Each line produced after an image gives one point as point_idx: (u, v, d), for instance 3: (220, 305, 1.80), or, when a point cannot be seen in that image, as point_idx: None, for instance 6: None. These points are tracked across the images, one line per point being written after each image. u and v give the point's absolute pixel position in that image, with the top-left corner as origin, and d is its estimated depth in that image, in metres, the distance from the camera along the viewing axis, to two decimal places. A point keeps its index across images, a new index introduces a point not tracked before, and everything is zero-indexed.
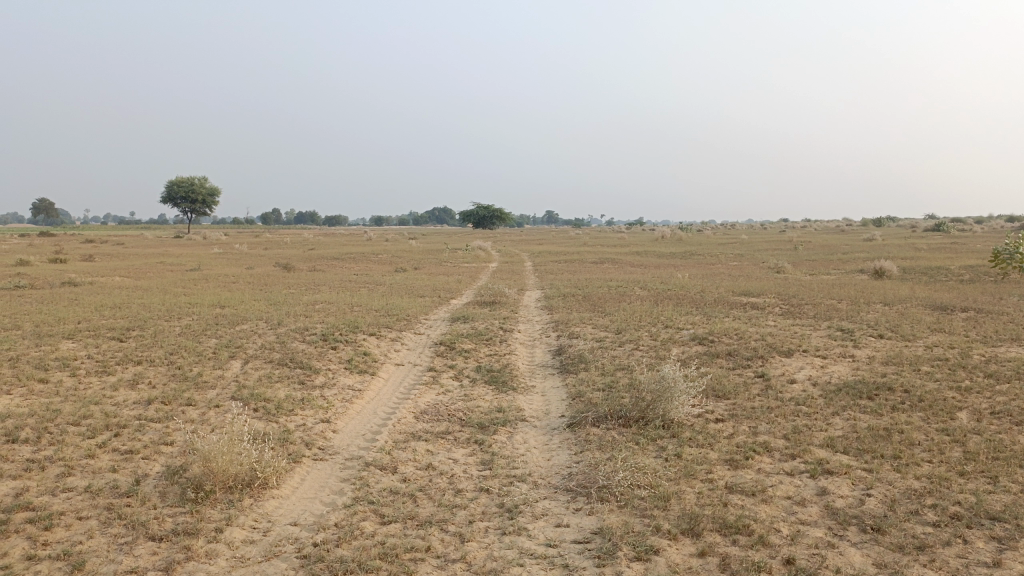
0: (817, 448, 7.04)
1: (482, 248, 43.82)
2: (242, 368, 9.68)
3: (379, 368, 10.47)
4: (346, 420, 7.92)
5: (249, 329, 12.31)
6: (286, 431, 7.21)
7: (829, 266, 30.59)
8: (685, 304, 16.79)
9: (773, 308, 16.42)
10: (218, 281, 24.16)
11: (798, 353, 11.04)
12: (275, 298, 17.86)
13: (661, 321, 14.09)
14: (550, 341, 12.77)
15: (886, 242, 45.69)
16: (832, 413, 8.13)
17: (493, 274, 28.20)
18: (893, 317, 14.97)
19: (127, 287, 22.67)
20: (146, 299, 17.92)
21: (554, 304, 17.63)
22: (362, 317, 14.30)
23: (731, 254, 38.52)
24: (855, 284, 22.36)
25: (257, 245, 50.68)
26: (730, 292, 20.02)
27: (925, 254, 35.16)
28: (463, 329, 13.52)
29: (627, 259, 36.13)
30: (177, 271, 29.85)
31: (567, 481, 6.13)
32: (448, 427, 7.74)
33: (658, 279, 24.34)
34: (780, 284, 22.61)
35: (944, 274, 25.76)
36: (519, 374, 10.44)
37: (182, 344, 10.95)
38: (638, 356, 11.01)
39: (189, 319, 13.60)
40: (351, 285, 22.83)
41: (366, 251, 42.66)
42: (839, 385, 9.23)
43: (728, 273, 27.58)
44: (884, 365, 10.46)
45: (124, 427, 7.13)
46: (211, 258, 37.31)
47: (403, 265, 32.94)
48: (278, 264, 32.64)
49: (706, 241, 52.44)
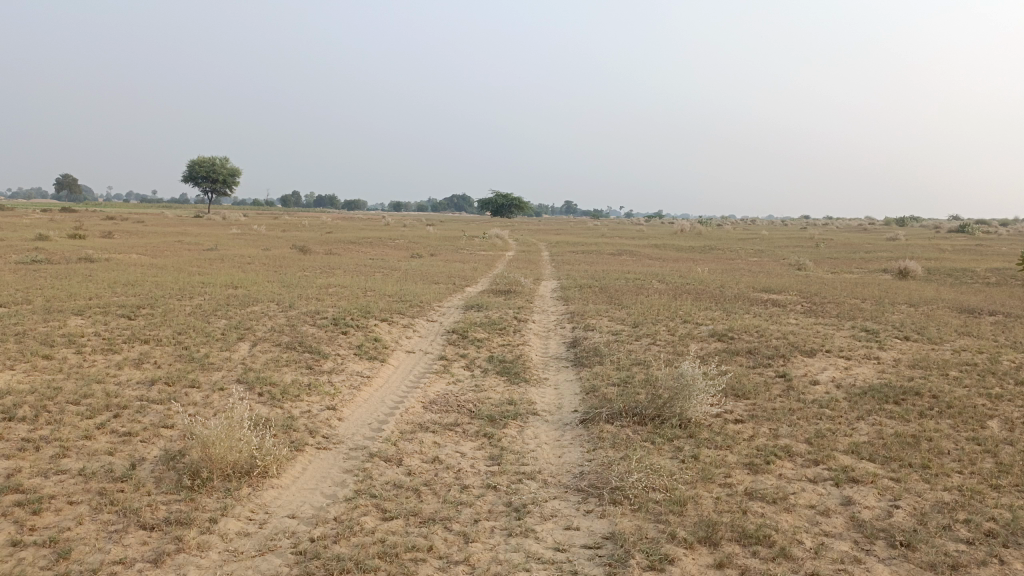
0: (841, 454, 6.73)
1: (500, 237, 43.51)
2: (250, 351, 9.48)
3: (389, 355, 10.24)
4: (352, 408, 7.69)
5: (260, 311, 12.13)
6: (290, 417, 6.99)
7: (851, 265, 30.04)
8: (704, 299, 16.44)
9: (795, 306, 16.03)
10: (234, 261, 24.06)
11: (821, 353, 10.70)
12: (289, 280, 17.69)
13: (680, 315, 13.77)
14: (566, 333, 12.49)
15: (909, 242, 44.95)
16: (857, 418, 7.80)
17: (510, 264, 27.90)
18: (919, 319, 14.55)
19: (143, 265, 22.64)
20: (160, 278, 17.82)
21: (571, 295, 17.33)
22: (376, 302, 14.08)
23: (751, 250, 37.99)
24: (879, 284, 21.88)
25: (275, 227, 50.83)
26: (750, 288, 19.64)
27: (952, 256, 34.40)
28: (476, 318, 13.27)
29: (645, 251, 35.75)
30: (194, 250, 29.80)
31: (578, 480, 5.87)
32: (457, 419, 7.50)
33: (677, 273, 23.98)
34: (801, 281, 22.19)
35: (970, 276, 25.18)
36: (532, 366, 10.19)
37: (191, 324, 10.78)
38: (655, 351, 10.72)
39: (201, 299, 13.45)
40: (367, 269, 22.69)
41: (382, 236, 42.57)
42: (864, 388, 8.88)
43: (749, 269, 27.15)
44: (911, 368, 10.09)
45: (124, 408, 6.95)
46: (229, 239, 37.31)
47: (419, 251, 32.72)
48: (295, 246, 32.59)
49: (725, 236, 51.91)
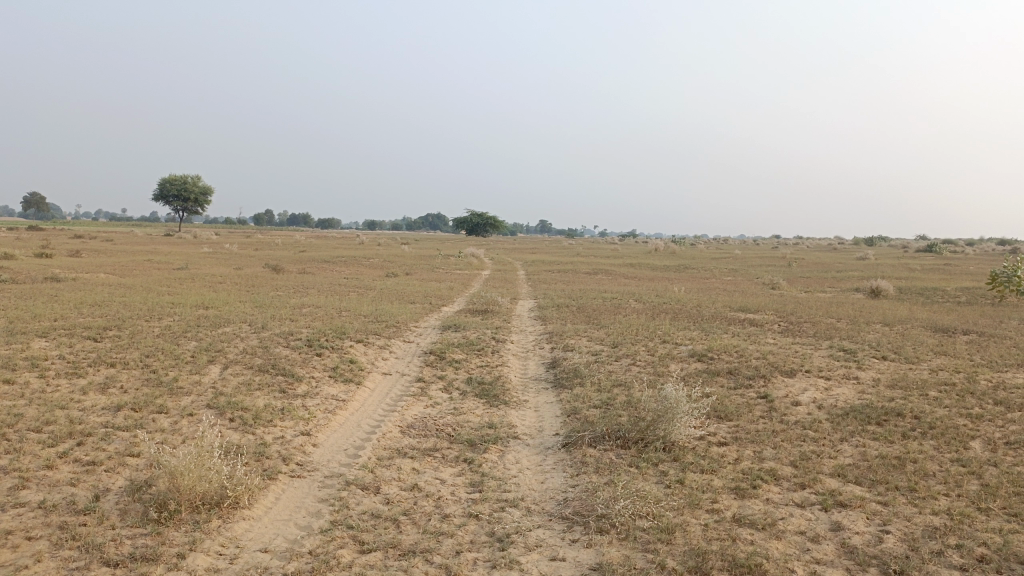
0: (827, 478, 6.63)
1: (475, 256, 43.39)
2: (221, 374, 9.21)
3: (366, 377, 10.02)
4: (327, 433, 7.46)
5: (232, 332, 11.83)
6: (263, 444, 6.74)
7: (824, 284, 30.29)
8: (682, 319, 16.40)
9: (772, 325, 16.05)
10: (206, 281, 23.62)
11: (801, 374, 10.66)
12: (261, 300, 17.36)
13: (659, 335, 13.69)
14: (545, 353, 12.34)
15: (879, 261, 45.58)
16: (841, 440, 7.74)
17: (486, 283, 27.76)
18: (894, 338, 14.62)
19: (112, 284, 22.14)
20: (128, 298, 17.40)
21: (549, 315, 17.19)
22: (351, 323, 13.82)
23: (725, 269, 38.23)
24: (853, 303, 22.05)
25: (248, 245, 50.23)
26: (726, 307, 19.67)
27: (922, 275, 34.89)
28: (454, 338, 13.09)
29: (621, 270, 35.81)
30: (163, 269, 29.25)
31: (562, 508, 5.70)
32: (436, 444, 7.30)
33: (653, 292, 23.98)
34: (776, 300, 22.30)
35: (941, 295, 25.49)
36: (511, 388, 10.02)
37: (160, 346, 10.46)
38: (635, 372, 10.60)
39: (170, 320, 13.11)
40: (341, 288, 22.41)
41: (357, 255, 42.27)
42: (846, 409, 8.83)
43: (724, 288, 27.25)
44: (890, 388, 10.08)
45: (88, 436, 6.66)
46: (201, 258, 36.79)
47: (394, 270, 32.45)
48: (268, 265, 32.15)
49: (699, 255, 52.26)
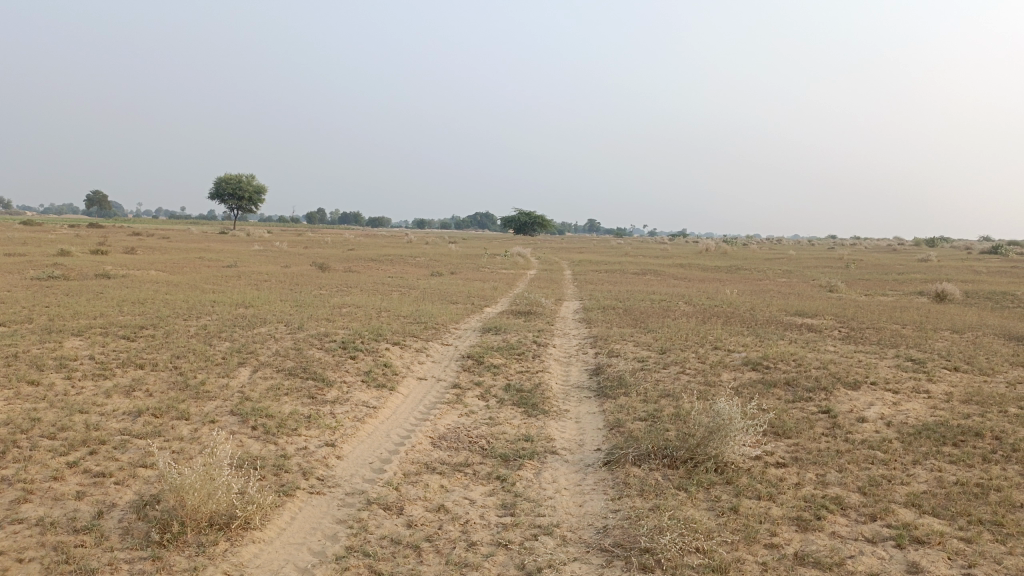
0: (901, 509, 5.92)
1: (522, 255, 42.90)
2: (250, 377, 8.87)
3: (399, 383, 9.58)
4: (353, 444, 7.01)
5: (266, 333, 11.54)
6: (283, 456, 6.33)
7: (885, 287, 28.96)
8: (735, 323, 15.62)
9: (832, 331, 15.15)
10: (251, 279, 23.60)
11: (866, 386, 9.86)
12: (301, 299, 17.13)
13: (710, 341, 12.97)
14: (588, 359, 11.75)
15: (941, 262, 43.77)
16: (913, 463, 6.99)
17: (531, 282, 27.26)
18: (965, 347, 13.62)
19: (159, 281, 22.26)
20: (172, 296, 17.37)
21: (594, 318, 16.58)
22: (389, 324, 13.42)
23: (778, 270, 36.99)
24: (917, 308, 20.89)
25: (297, 243, 50.71)
26: (782, 311, 18.77)
27: (989, 278, 33.17)
28: (493, 341, 12.59)
29: (671, 271, 34.93)
30: (212, 267, 29.45)
31: (601, 538, 5.15)
32: (467, 458, 6.80)
33: (704, 294, 23.15)
34: (834, 304, 21.27)
35: (1012, 300, 24.07)
36: (552, 396, 9.47)
37: (191, 347, 10.20)
38: (685, 381, 9.95)
39: (208, 319, 12.91)
40: (385, 287, 22.16)
41: (403, 253, 42.16)
42: (918, 427, 8.04)
43: (779, 290, 26.22)
44: (966, 404, 9.23)
45: (103, 444, 6.34)
46: (251, 255, 37.19)
47: (440, 269, 32.16)
48: (314, 264, 32.18)
49: (751, 256, 50.80)
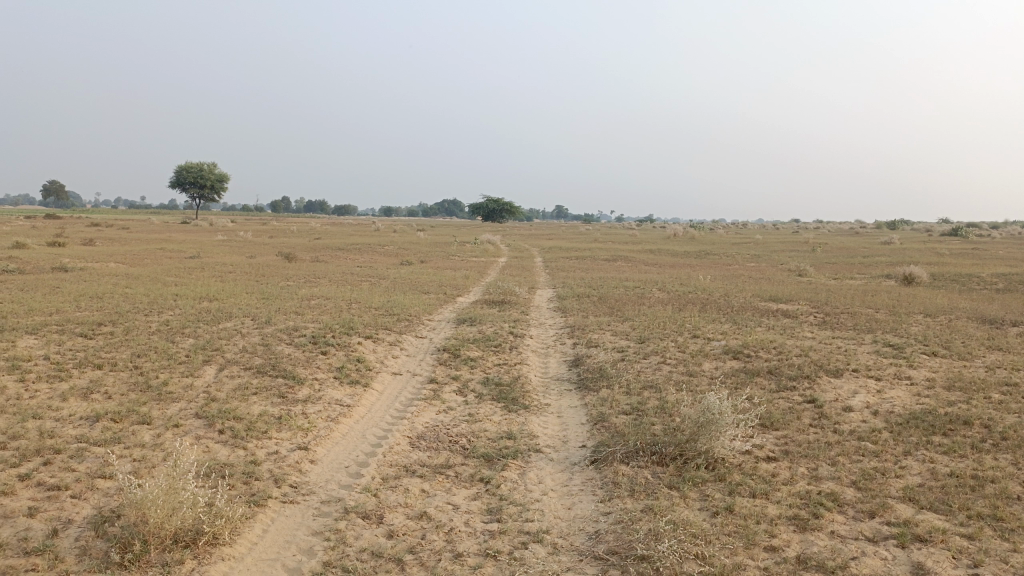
0: (897, 504, 5.76)
1: (492, 243, 42.52)
2: (216, 376, 8.46)
3: (374, 379, 9.22)
4: (327, 447, 6.65)
5: (232, 328, 11.08)
6: (253, 463, 5.97)
7: (853, 270, 29.18)
8: (712, 310, 15.47)
9: (807, 317, 15.09)
10: (215, 270, 22.93)
11: (848, 374, 9.74)
12: (268, 291, 16.62)
13: (688, 329, 12.78)
14: (567, 351, 11.49)
15: (904, 245, 44.36)
16: (905, 455, 6.84)
17: (503, 270, 26.99)
18: (940, 331, 13.61)
19: (119, 274, 21.53)
20: (132, 289, 16.73)
21: (569, 306, 16.31)
22: (360, 316, 13.01)
23: (747, 255, 37.11)
24: (888, 291, 20.99)
25: (263, 233, 49.89)
26: (756, 297, 18.71)
27: (953, 261, 33.61)
28: (469, 333, 12.27)
29: (642, 257, 34.88)
30: (175, 258, 28.66)
31: (595, 545, 4.88)
32: (449, 460, 6.50)
33: (677, 280, 23.06)
34: (807, 288, 21.29)
35: (977, 282, 24.37)
36: (532, 390, 9.20)
37: (153, 345, 9.72)
38: (667, 372, 9.73)
39: (170, 314, 12.38)
40: (354, 278, 21.68)
41: (372, 242, 41.51)
42: (906, 416, 7.90)
43: (750, 275, 26.26)
44: (948, 390, 9.15)
45: (58, 453, 5.92)
46: (215, 246, 36.24)
47: (410, 257, 31.69)
48: (280, 254, 31.51)
49: (719, 240, 51.09)
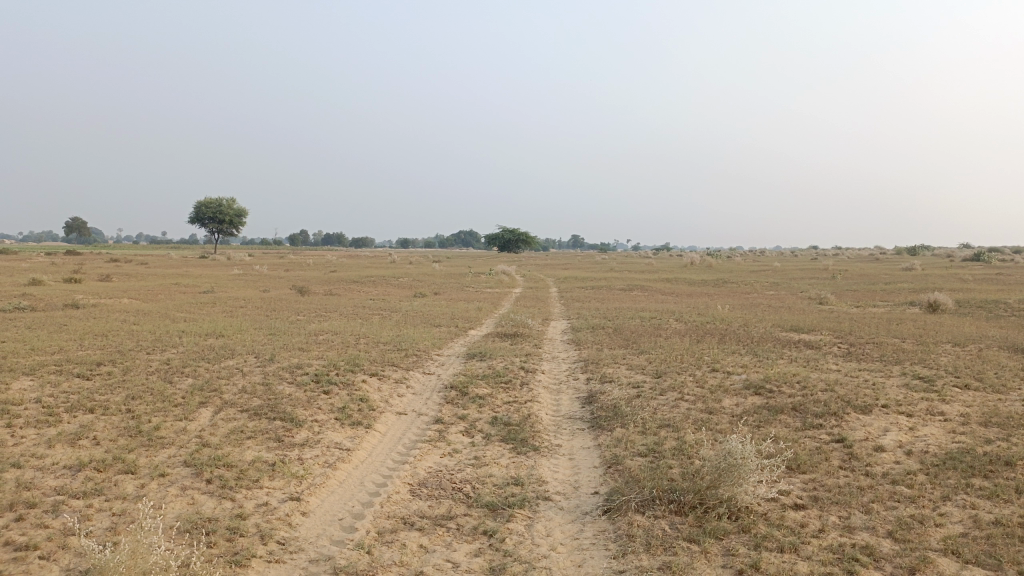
0: (940, 558, 5.23)
1: (507, 274, 42.18)
2: (211, 419, 8.09)
3: (377, 419, 8.82)
4: (322, 497, 6.23)
5: (233, 367, 10.73)
6: (239, 517, 5.58)
7: (875, 297, 28.52)
8: (731, 341, 14.95)
9: (830, 348, 14.52)
10: (225, 305, 22.71)
11: (877, 410, 9.20)
12: (276, 327, 16.32)
13: (707, 362, 12.28)
14: (580, 386, 11.02)
15: (926, 271, 43.57)
16: (944, 502, 6.30)
17: (518, 302, 26.62)
18: (971, 361, 13.00)
19: (130, 311, 21.37)
20: (139, 326, 16.48)
21: (583, 339, 15.85)
22: (367, 352, 12.61)
23: (766, 283, 36.49)
24: (913, 319, 20.36)
25: (278, 266, 49.95)
26: (776, 327, 18.15)
27: (977, 286, 32.85)
28: (478, 369, 11.84)
29: (658, 286, 34.36)
30: (188, 293, 28.54)
31: None
32: (451, 510, 6.06)
33: (694, 310, 22.56)
34: (828, 317, 20.70)
35: (1004, 308, 23.67)
36: (542, 430, 8.75)
37: (149, 386, 9.38)
38: (685, 410, 9.25)
39: (172, 353, 12.06)
40: (366, 311, 21.36)
41: (386, 274, 41.35)
42: (943, 457, 7.37)
43: (770, 304, 25.70)
44: (985, 427, 8.60)
45: (33, 507, 5.56)
46: (229, 280, 36.12)
47: (423, 289, 31.41)
48: (294, 287, 31.32)
49: (736, 268, 50.66)
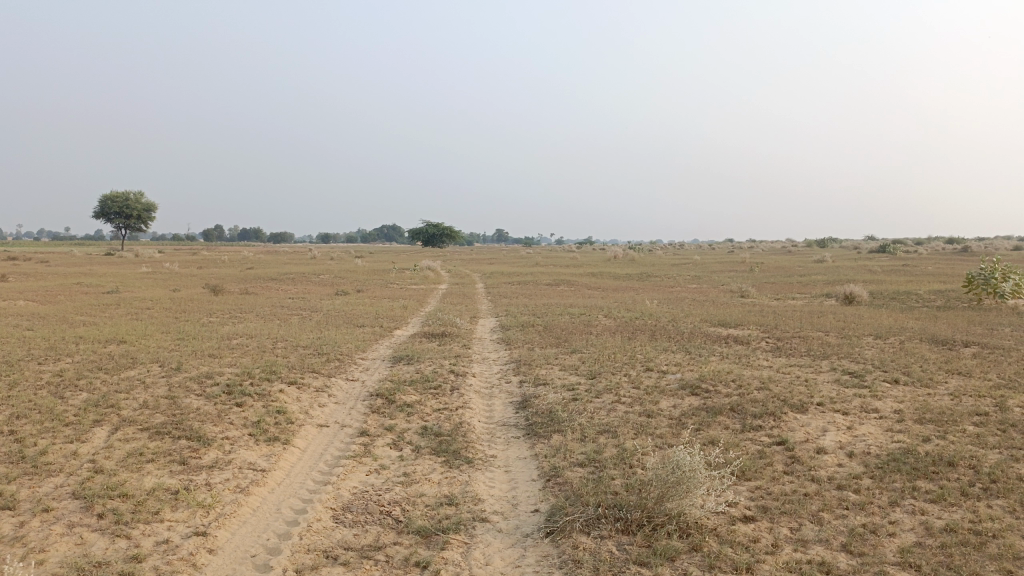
0: (898, 573, 4.99)
1: (432, 269, 41.47)
2: (106, 440, 7.25)
3: (296, 434, 8.13)
4: (232, 529, 5.56)
5: (135, 378, 9.79)
6: (135, 560, 4.87)
7: (794, 290, 29.18)
8: (662, 338, 14.75)
9: (759, 343, 14.52)
10: (131, 308, 21.28)
11: (814, 409, 9.07)
12: (187, 331, 15.28)
13: (641, 361, 12.01)
14: (512, 390, 10.56)
15: (837, 262, 45.14)
16: (893, 508, 6.12)
17: (444, 298, 26.01)
18: (895, 354, 13.17)
19: (24, 314, 19.76)
20: (32, 332, 15.14)
21: (514, 338, 15.40)
22: (285, 358, 11.80)
23: (688, 277, 36.88)
24: (833, 312, 20.76)
25: (190, 263, 47.69)
26: (704, 322, 18.16)
27: (888, 277, 34.12)
28: (405, 373, 11.24)
29: (584, 281, 34.34)
30: (91, 294, 26.78)
31: None
32: (379, 539, 5.49)
33: (622, 305, 22.46)
34: (753, 311, 20.92)
35: (915, 300, 24.50)
36: (476, 440, 8.24)
37: (36, 402, 8.41)
38: (623, 413, 8.91)
39: (67, 363, 10.99)
40: (285, 312, 20.38)
41: (306, 271, 40.00)
42: (885, 459, 7.22)
43: (695, 298, 25.92)
44: (919, 424, 8.56)
45: None
46: (137, 279, 34.15)
47: (346, 287, 30.41)
48: (208, 286, 29.86)
49: (657, 261, 51.49)
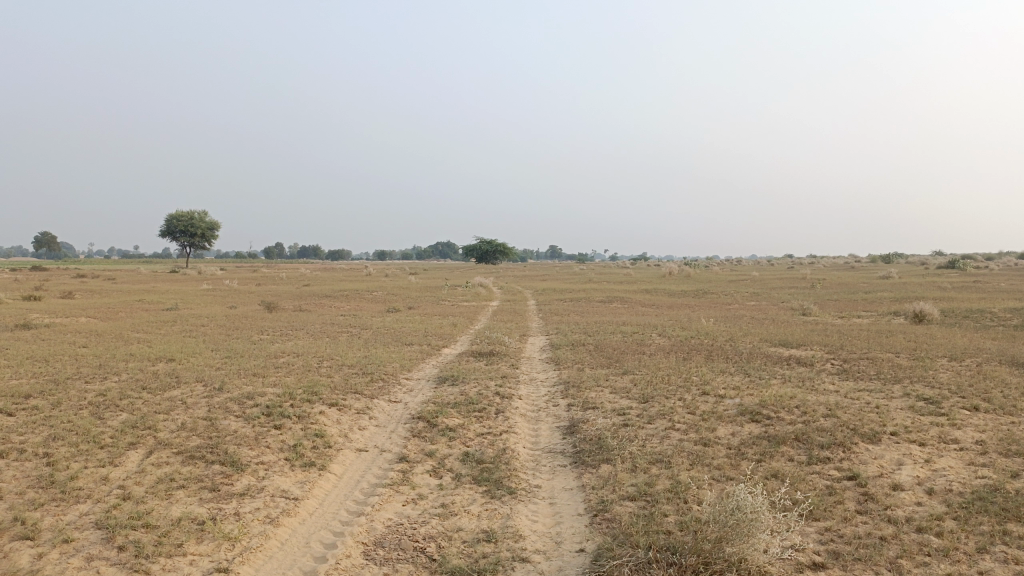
0: None
1: (484, 286, 41.36)
2: (139, 465, 7.06)
3: (333, 460, 7.82)
4: (257, 566, 5.25)
5: (176, 398, 9.65)
6: None
7: (858, 308, 28.01)
8: (719, 359, 14.07)
9: (823, 365, 13.74)
10: (186, 325, 21.48)
11: (887, 439, 8.36)
12: (236, 348, 15.25)
13: (696, 384, 11.40)
14: (560, 414, 10.08)
15: (902, 279, 43.38)
16: (982, 556, 5.45)
17: (495, 316, 25.70)
18: (973, 378, 12.26)
19: (84, 331, 20.14)
20: (87, 350, 15.30)
21: (564, 358, 14.93)
22: (328, 378, 11.56)
23: (746, 294, 35.86)
24: (902, 331, 19.71)
25: (248, 281, 48.65)
26: (764, 342, 17.38)
27: (959, 295, 32.53)
28: (450, 395, 10.88)
29: (638, 297, 33.69)
30: (151, 311, 27.28)
31: None
32: None
33: (677, 323, 21.79)
34: (815, 330, 20.03)
35: (990, 318, 23.18)
36: (520, 468, 7.80)
37: (75, 423, 8.30)
38: (678, 441, 8.36)
39: (113, 381, 10.96)
40: (336, 329, 20.33)
41: (360, 287, 40.27)
42: (970, 498, 6.52)
43: (753, 316, 25.05)
44: (1006, 457, 7.78)
45: None
46: (197, 295, 34.84)
47: (397, 304, 30.39)
48: (263, 303, 30.19)
49: (713, 277, 50.44)
